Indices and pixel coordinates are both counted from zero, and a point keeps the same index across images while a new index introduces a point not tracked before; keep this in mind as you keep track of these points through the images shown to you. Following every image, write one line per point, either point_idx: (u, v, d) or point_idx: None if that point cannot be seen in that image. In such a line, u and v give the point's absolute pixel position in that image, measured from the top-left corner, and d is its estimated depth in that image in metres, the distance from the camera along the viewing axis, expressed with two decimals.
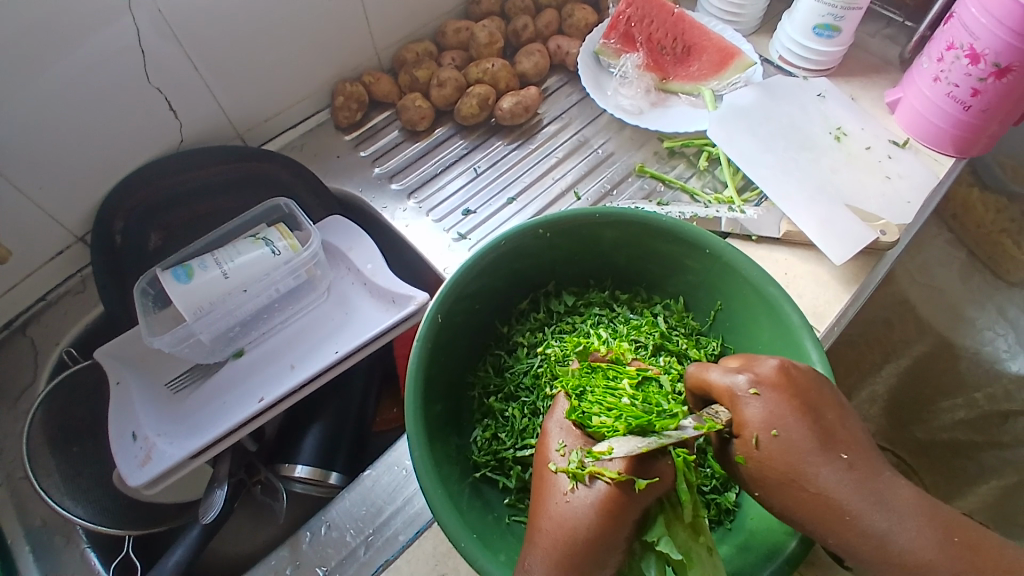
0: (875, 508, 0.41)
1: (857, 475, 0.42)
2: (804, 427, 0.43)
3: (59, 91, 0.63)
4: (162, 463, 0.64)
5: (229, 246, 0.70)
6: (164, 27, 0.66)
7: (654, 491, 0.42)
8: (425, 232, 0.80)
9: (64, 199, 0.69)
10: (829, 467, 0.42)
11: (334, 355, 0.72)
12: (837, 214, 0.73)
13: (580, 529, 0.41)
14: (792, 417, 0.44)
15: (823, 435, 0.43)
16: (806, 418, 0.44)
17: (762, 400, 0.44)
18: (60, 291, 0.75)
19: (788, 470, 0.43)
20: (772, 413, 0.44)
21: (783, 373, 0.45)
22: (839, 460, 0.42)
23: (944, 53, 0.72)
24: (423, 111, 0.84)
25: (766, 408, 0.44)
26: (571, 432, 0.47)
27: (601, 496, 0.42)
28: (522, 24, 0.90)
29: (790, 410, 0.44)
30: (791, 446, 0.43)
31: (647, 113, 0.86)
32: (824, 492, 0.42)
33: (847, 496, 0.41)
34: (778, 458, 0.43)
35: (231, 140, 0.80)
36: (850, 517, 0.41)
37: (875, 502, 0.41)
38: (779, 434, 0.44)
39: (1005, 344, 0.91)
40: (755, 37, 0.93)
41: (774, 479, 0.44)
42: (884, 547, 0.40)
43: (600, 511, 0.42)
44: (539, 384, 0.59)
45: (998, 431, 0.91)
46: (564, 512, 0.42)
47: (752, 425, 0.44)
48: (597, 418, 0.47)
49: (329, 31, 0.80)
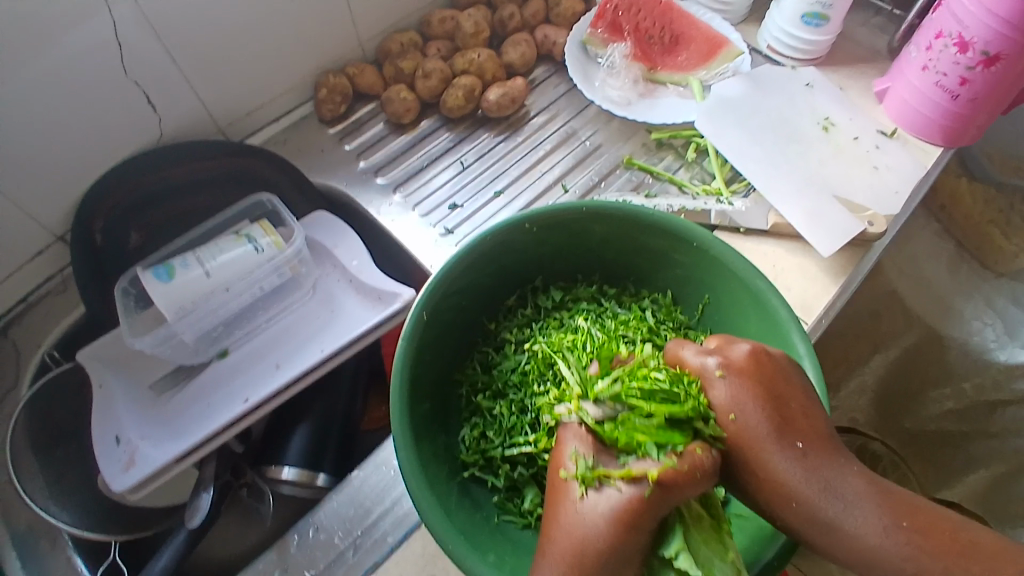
0: (824, 490, 0.42)
1: (809, 464, 0.43)
2: (761, 413, 0.45)
3: (34, 88, 0.61)
4: (148, 466, 0.64)
5: (211, 244, 0.69)
6: (141, 19, 0.64)
7: (672, 497, 0.42)
8: (412, 227, 0.79)
9: (41, 198, 0.68)
10: (779, 453, 0.44)
11: (319, 353, 0.71)
12: (825, 206, 0.73)
13: (594, 536, 0.41)
14: (751, 403, 0.45)
15: (782, 423, 0.45)
16: (767, 405, 0.45)
17: (726, 383, 0.47)
18: (41, 292, 0.73)
19: (744, 457, 0.45)
20: (733, 397, 0.46)
21: (752, 359, 0.47)
22: (792, 448, 0.44)
23: (933, 41, 0.72)
24: (409, 104, 0.83)
25: (728, 393, 0.46)
26: (584, 439, 0.46)
27: (617, 502, 0.42)
28: (509, 14, 0.88)
29: (750, 395, 0.46)
30: (748, 430, 0.45)
31: (636, 104, 0.85)
32: (775, 477, 0.43)
33: (798, 484, 0.43)
34: (731, 439, 0.46)
35: (213, 135, 0.79)
36: (797, 504, 0.43)
37: (823, 489, 0.42)
38: (736, 418, 0.46)
39: (994, 335, 0.90)
40: (744, 25, 0.92)
41: (730, 457, 0.46)
42: (834, 531, 0.41)
43: (615, 519, 0.41)
44: (526, 381, 0.58)
45: (987, 420, 0.93)
46: (574, 520, 0.42)
47: (712, 405, 0.47)
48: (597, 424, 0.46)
49: (311, 22, 0.79)
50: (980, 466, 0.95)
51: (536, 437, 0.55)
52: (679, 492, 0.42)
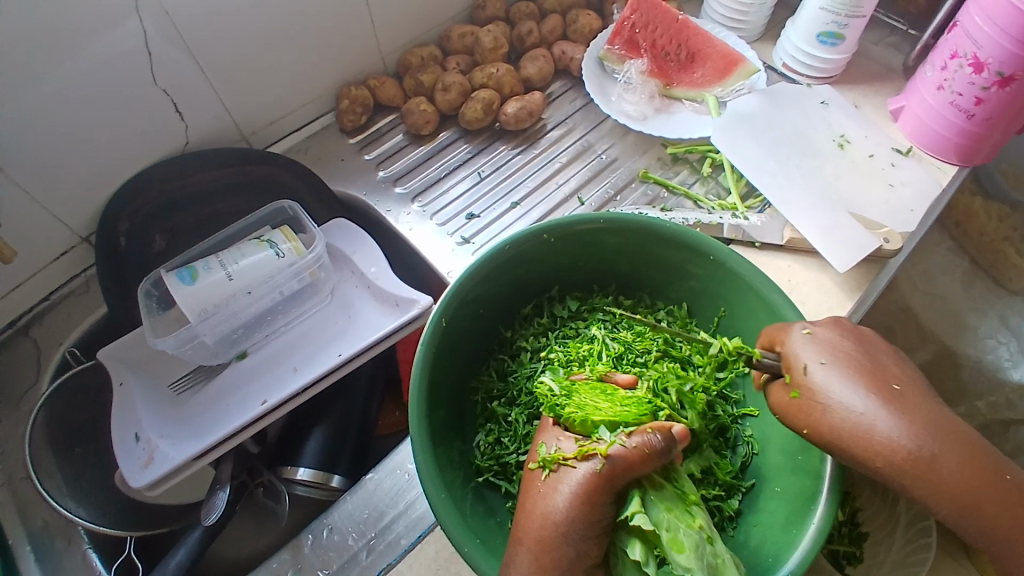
0: (925, 435, 0.44)
1: (907, 406, 0.45)
2: (854, 365, 0.47)
3: (65, 94, 0.63)
4: (164, 465, 0.64)
5: (234, 248, 0.70)
6: (170, 29, 0.66)
7: (624, 469, 0.45)
8: (430, 236, 0.80)
9: (69, 201, 0.69)
10: (870, 396, 0.46)
11: (336, 358, 0.72)
12: (841, 222, 0.73)
13: (555, 510, 0.44)
14: (843, 357, 0.48)
15: (875, 374, 0.47)
16: (858, 360, 0.48)
17: (817, 339, 0.49)
18: (64, 292, 0.74)
19: (841, 416, 0.45)
20: (824, 349, 0.48)
21: (838, 328, 0.51)
22: (882, 394, 0.46)
23: (948, 61, 0.73)
24: (428, 115, 0.84)
25: (818, 347, 0.49)
26: (549, 430, 0.50)
27: (573, 480, 0.45)
28: (527, 30, 0.90)
29: (841, 349, 0.49)
30: (840, 375, 0.47)
31: (651, 119, 0.86)
32: (870, 429, 0.44)
33: (888, 429, 0.44)
34: (819, 390, 0.47)
35: (236, 143, 0.81)
36: (900, 439, 0.44)
37: (924, 428, 0.44)
38: (825, 365, 0.48)
39: (1007, 353, 0.93)
40: (758, 44, 0.93)
41: (822, 412, 0.46)
42: (934, 470, 0.43)
43: (574, 493, 0.44)
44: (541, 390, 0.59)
45: (1000, 440, 0.91)
46: (539, 498, 0.45)
47: (799, 368, 0.48)
48: (570, 408, 0.51)
49: (334, 34, 0.81)
50: None
51: None
52: (632, 466, 0.45)
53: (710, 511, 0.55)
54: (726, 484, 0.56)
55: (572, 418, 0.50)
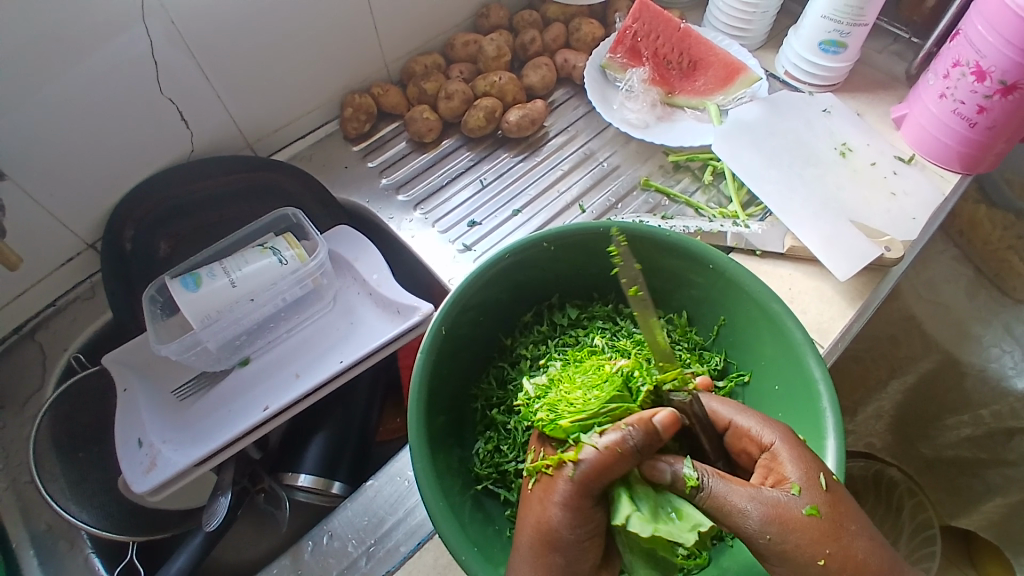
0: (854, 531, 0.43)
1: (841, 502, 0.43)
2: (805, 454, 0.46)
3: (70, 102, 0.64)
4: (168, 470, 0.65)
5: (237, 255, 0.71)
6: (176, 38, 0.67)
7: (597, 473, 0.45)
8: (432, 242, 0.80)
9: (74, 207, 0.70)
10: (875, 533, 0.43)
11: (337, 364, 0.73)
12: (842, 230, 0.73)
13: (543, 520, 0.45)
14: (796, 444, 0.46)
15: (818, 466, 0.45)
16: (808, 453, 0.46)
17: (772, 432, 0.48)
18: (70, 297, 0.75)
19: (858, 556, 0.42)
20: (777, 438, 0.47)
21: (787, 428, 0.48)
22: (821, 486, 0.44)
23: (950, 70, 0.73)
24: (431, 124, 0.85)
25: (774, 434, 0.48)
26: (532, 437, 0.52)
27: (551, 491, 0.46)
28: (530, 38, 0.91)
29: (793, 440, 0.47)
30: (791, 460, 0.45)
31: (654, 127, 0.86)
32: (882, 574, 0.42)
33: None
34: (834, 514, 0.43)
35: (241, 150, 0.81)
36: (834, 530, 0.42)
37: (853, 523, 0.43)
38: (772, 452, 0.47)
39: (1012, 362, 0.89)
40: (761, 52, 0.93)
41: (845, 540, 0.42)
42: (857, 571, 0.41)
43: (556, 504, 0.45)
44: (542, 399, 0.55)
45: (1003, 449, 0.90)
46: (527, 510, 0.47)
47: (804, 477, 0.44)
48: (544, 412, 0.52)
49: (338, 43, 0.81)
50: (996, 494, 0.93)
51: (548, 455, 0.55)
52: (608, 469, 0.46)
53: None
54: None
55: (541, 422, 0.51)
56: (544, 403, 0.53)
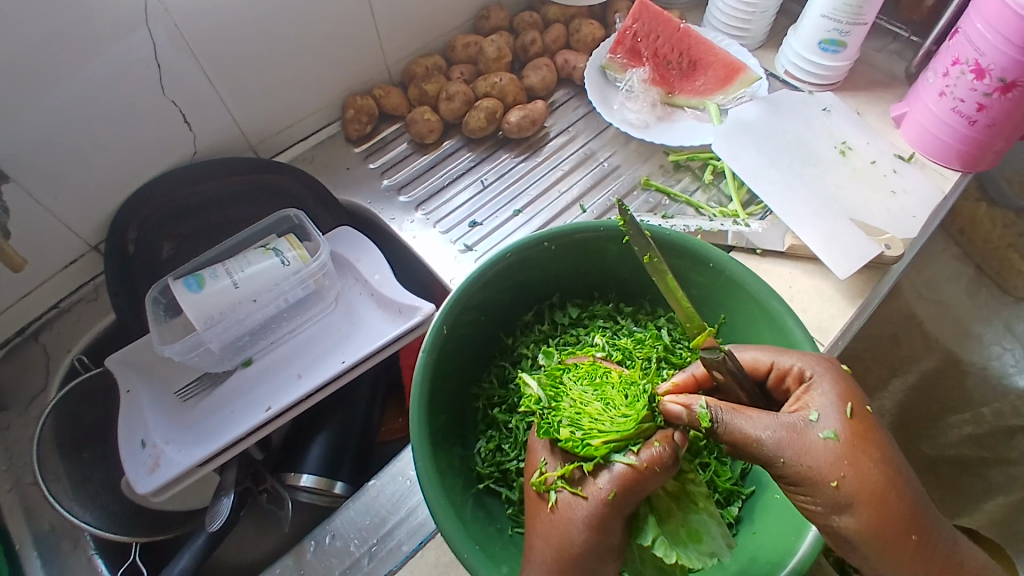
0: (875, 459, 0.44)
1: (863, 431, 0.45)
2: (840, 388, 0.47)
3: (73, 105, 0.64)
4: (172, 470, 0.65)
5: (240, 256, 0.71)
6: (179, 42, 0.68)
7: (632, 494, 0.46)
8: (433, 243, 0.81)
9: (77, 209, 0.70)
10: (902, 465, 0.45)
11: (340, 364, 0.73)
12: (843, 229, 0.73)
13: (571, 542, 0.45)
14: (830, 379, 0.47)
15: (849, 399, 0.46)
16: (845, 387, 0.47)
17: (815, 371, 0.48)
18: (73, 299, 0.76)
19: (874, 484, 0.43)
20: (812, 372, 0.48)
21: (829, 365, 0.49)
22: (847, 417, 0.45)
23: (950, 68, 0.73)
24: (432, 125, 0.85)
25: (810, 368, 0.48)
26: (547, 448, 0.50)
27: (581, 513, 0.45)
28: (531, 39, 0.91)
29: (829, 375, 0.48)
30: (827, 394, 0.47)
31: (653, 127, 0.87)
32: (894, 503, 0.43)
33: (906, 515, 0.43)
34: (853, 447, 0.44)
35: (244, 152, 0.82)
36: (851, 459, 0.44)
37: (875, 452, 0.44)
38: (807, 386, 0.48)
39: (1013, 359, 0.94)
40: (760, 52, 0.94)
41: (863, 465, 0.43)
42: (875, 495, 0.43)
43: (588, 525, 0.45)
44: (557, 378, 0.55)
45: (1005, 447, 0.91)
46: (550, 528, 0.46)
47: (834, 406, 0.46)
48: (566, 430, 0.50)
49: (340, 45, 0.82)
50: (997, 493, 0.91)
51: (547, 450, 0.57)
52: (640, 489, 0.46)
53: None
54: (724, 491, 0.57)
55: (569, 443, 0.49)
56: (563, 416, 0.51)
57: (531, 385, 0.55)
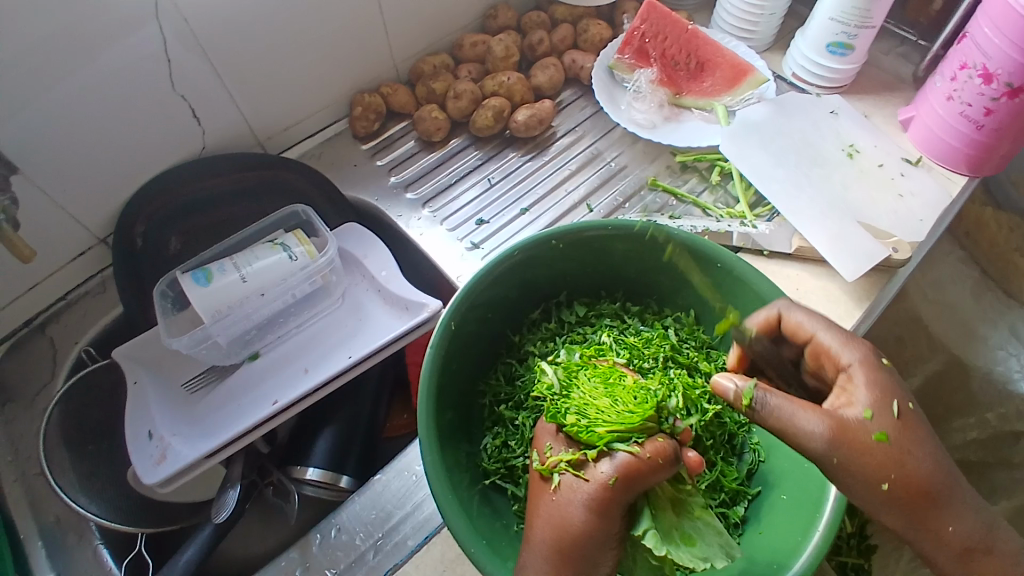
0: (919, 449, 0.46)
1: (905, 425, 0.47)
2: (883, 381, 0.48)
3: (83, 98, 0.64)
4: (178, 463, 0.65)
5: (248, 251, 0.71)
6: (189, 37, 0.68)
7: (636, 484, 0.46)
8: (439, 241, 0.81)
9: (86, 202, 0.71)
10: (939, 453, 0.47)
11: (346, 360, 0.73)
12: (849, 231, 0.74)
13: (570, 522, 0.45)
14: (874, 371, 0.49)
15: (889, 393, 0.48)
16: (888, 382, 0.48)
17: (857, 361, 0.49)
18: (80, 292, 0.76)
19: (923, 475, 0.46)
20: (861, 361, 0.49)
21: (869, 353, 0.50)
22: (891, 413, 0.47)
23: (957, 72, 0.73)
24: (439, 122, 0.86)
25: (856, 356, 0.50)
26: (553, 434, 0.51)
27: (583, 496, 0.45)
28: (538, 39, 0.91)
29: (874, 368, 0.49)
30: (874, 387, 0.48)
31: (660, 127, 0.87)
32: (939, 487, 0.46)
33: (950, 501, 0.46)
34: (903, 438, 0.46)
35: (252, 148, 0.82)
36: (898, 452, 0.46)
37: (917, 442, 0.46)
38: (852, 377, 0.49)
39: (1017, 364, 0.94)
40: (767, 54, 0.94)
41: (910, 460, 0.46)
42: (913, 483, 0.45)
43: (590, 509, 0.45)
44: (572, 372, 0.56)
45: (1013, 450, 0.92)
46: (552, 510, 0.46)
47: (878, 403, 0.47)
48: (572, 416, 0.51)
49: (349, 42, 0.82)
50: (1003, 497, 0.90)
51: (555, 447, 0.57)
52: (642, 478, 0.46)
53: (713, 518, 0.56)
54: (731, 491, 0.57)
55: (574, 429, 0.50)
56: (570, 403, 0.52)
57: (547, 374, 0.56)
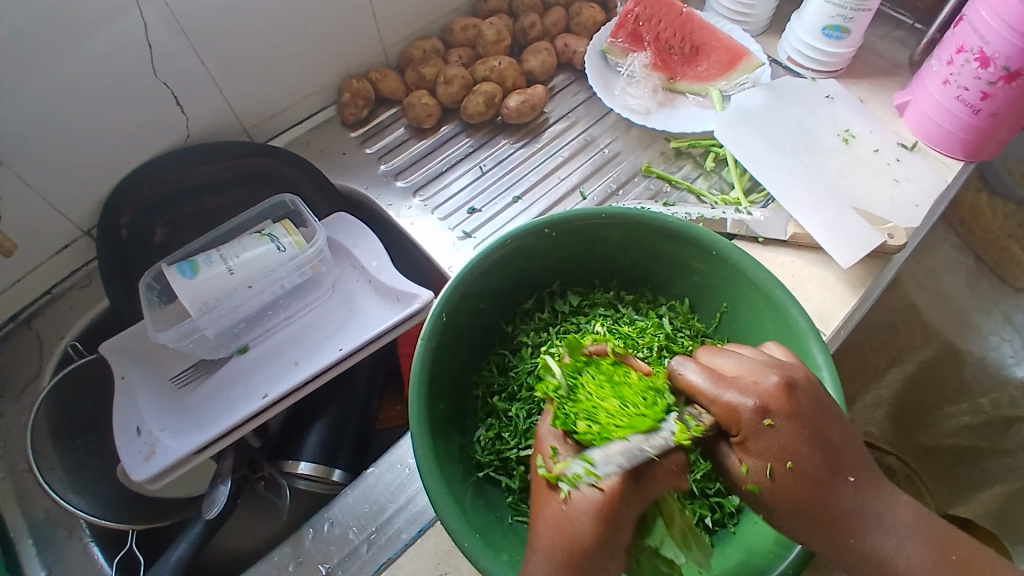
0: (809, 455, 0.44)
1: (786, 430, 0.44)
2: (787, 407, 0.45)
3: (63, 85, 0.62)
4: (167, 457, 0.65)
5: (235, 242, 0.70)
6: (173, 24, 0.66)
7: (648, 492, 0.44)
8: (431, 230, 0.80)
9: (68, 193, 0.69)
10: (831, 457, 0.45)
11: (337, 352, 0.72)
12: (845, 217, 0.73)
13: (583, 534, 0.43)
14: (777, 398, 0.45)
15: (785, 412, 0.45)
16: (789, 404, 0.45)
17: (771, 386, 0.45)
18: (66, 285, 0.75)
19: (802, 489, 0.44)
20: (770, 390, 0.45)
21: (785, 391, 0.45)
22: (764, 425, 0.44)
23: (954, 56, 0.72)
24: (430, 109, 0.84)
25: (763, 379, 0.46)
26: (562, 438, 0.47)
27: (595, 506, 0.43)
28: (530, 22, 0.89)
29: (779, 399, 0.45)
30: (778, 411, 0.44)
31: (655, 113, 0.85)
32: (837, 504, 0.45)
33: (852, 521, 0.44)
34: (803, 449, 0.44)
35: (238, 136, 0.80)
36: (781, 461, 0.44)
37: (812, 446, 0.45)
38: (760, 410, 0.44)
39: (1011, 351, 0.92)
40: (763, 37, 0.92)
41: (779, 473, 0.45)
42: (786, 486, 0.45)
43: (599, 519, 0.42)
44: (578, 365, 0.52)
45: (1002, 436, 0.92)
46: (563, 519, 0.44)
47: (761, 409, 0.44)
48: (583, 423, 0.47)
49: (337, 26, 0.80)
50: (994, 482, 0.92)
51: None
52: (654, 485, 0.44)
53: (709, 507, 0.56)
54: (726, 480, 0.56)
55: (587, 436, 0.46)
56: (577, 408, 0.48)
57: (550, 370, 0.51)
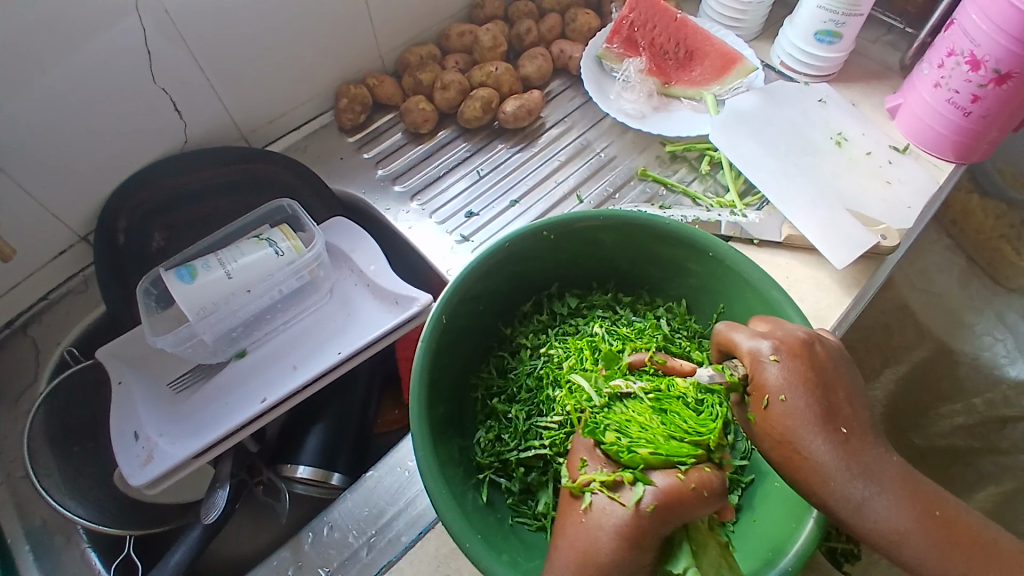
0: (805, 398, 0.46)
1: (791, 374, 0.47)
2: (804, 357, 0.48)
3: (60, 90, 0.63)
4: (165, 462, 0.64)
5: (233, 247, 0.70)
6: (171, 29, 0.67)
7: (674, 516, 0.43)
8: (428, 234, 0.80)
9: (66, 199, 0.69)
10: (832, 415, 0.46)
11: (335, 356, 0.72)
12: (839, 218, 0.73)
13: (599, 549, 0.42)
14: (795, 348, 0.48)
15: (797, 358, 0.48)
16: (804, 354, 0.48)
17: (796, 336, 0.49)
18: (62, 291, 0.74)
19: (788, 425, 0.46)
20: (791, 340, 0.49)
21: (803, 346, 0.48)
22: (776, 365, 0.48)
23: (945, 59, 0.73)
24: (427, 114, 0.84)
25: (789, 333, 0.49)
26: (593, 452, 0.47)
27: (614, 520, 0.43)
28: (526, 28, 0.90)
29: (797, 349, 0.48)
30: (787, 358, 0.48)
31: (650, 117, 0.86)
32: (817, 449, 0.45)
33: (836, 468, 0.44)
34: (802, 390, 0.47)
35: (236, 141, 0.81)
36: (778, 399, 0.47)
37: (805, 394, 0.46)
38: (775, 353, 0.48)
39: (1004, 350, 0.95)
40: (756, 42, 0.93)
41: (777, 414, 0.47)
42: (778, 420, 0.47)
43: (618, 534, 0.42)
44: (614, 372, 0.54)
45: (997, 436, 0.91)
46: (581, 530, 0.43)
47: (776, 354, 0.48)
48: (612, 434, 0.47)
49: (334, 32, 0.81)
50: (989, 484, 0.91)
51: (553, 442, 0.56)
52: (680, 508, 0.43)
53: None
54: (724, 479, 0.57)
55: (614, 448, 0.46)
56: (611, 419, 0.49)
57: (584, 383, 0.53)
